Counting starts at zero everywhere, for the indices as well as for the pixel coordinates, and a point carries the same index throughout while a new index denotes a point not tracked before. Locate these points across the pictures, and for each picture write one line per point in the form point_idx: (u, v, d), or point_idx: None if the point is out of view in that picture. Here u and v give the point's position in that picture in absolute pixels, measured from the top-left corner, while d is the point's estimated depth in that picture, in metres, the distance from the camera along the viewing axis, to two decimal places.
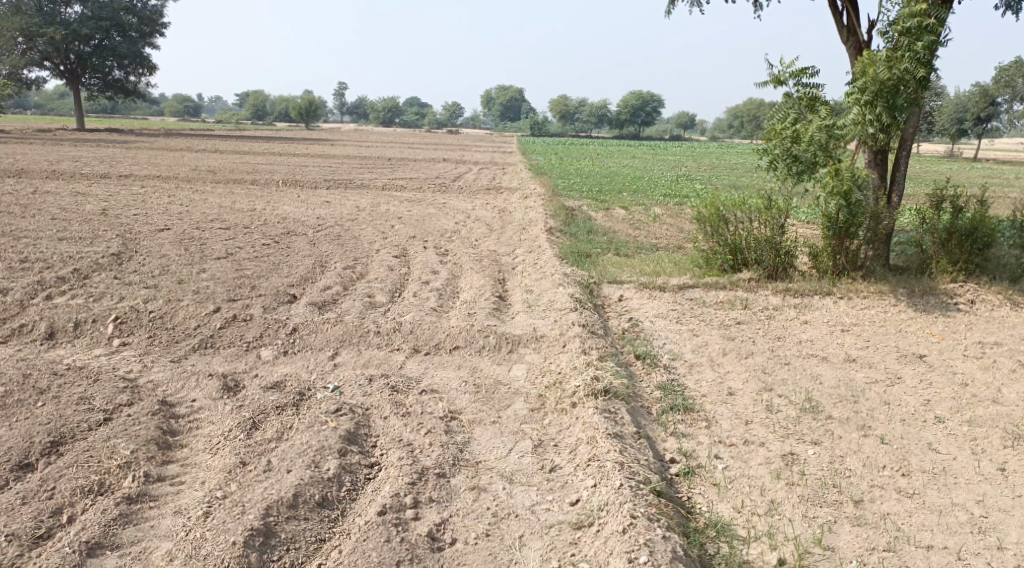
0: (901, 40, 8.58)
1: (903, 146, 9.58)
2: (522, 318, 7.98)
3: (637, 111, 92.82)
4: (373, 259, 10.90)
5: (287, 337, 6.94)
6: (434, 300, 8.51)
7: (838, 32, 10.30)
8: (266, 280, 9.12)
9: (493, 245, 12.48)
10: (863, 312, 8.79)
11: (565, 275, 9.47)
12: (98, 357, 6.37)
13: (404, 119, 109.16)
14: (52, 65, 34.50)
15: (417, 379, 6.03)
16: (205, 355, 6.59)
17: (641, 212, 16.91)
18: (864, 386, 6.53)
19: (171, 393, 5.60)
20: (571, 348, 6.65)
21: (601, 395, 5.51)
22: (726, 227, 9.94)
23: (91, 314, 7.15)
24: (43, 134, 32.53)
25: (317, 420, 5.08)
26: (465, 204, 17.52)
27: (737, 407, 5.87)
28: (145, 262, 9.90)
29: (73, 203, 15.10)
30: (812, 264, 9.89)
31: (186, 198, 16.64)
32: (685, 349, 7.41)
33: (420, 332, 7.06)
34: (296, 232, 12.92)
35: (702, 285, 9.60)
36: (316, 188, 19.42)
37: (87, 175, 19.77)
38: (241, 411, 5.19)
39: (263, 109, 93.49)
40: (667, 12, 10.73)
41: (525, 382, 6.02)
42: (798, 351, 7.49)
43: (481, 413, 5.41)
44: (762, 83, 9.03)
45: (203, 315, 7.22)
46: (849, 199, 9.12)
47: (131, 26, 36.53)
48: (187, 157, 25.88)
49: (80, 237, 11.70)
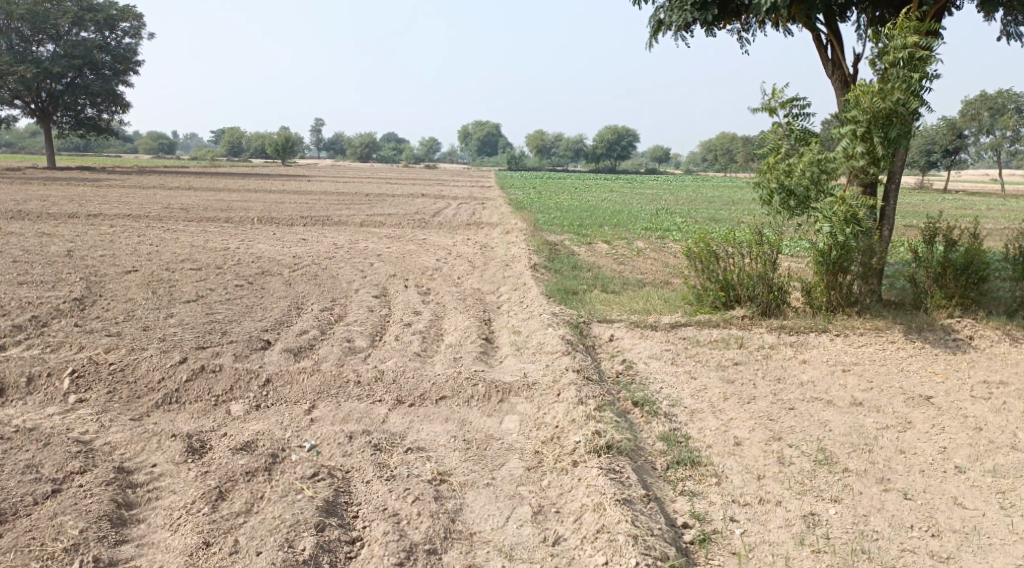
0: (892, 71, 8.31)
1: (893, 178, 9.36)
2: (510, 363, 7.54)
3: (612, 145, 93.58)
4: (351, 299, 10.45)
5: (259, 389, 6.44)
6: (416, 344, 8.05)
7: (823, 66, 10.13)
8: (238, 325, 8.62)
9: (475, 282, 12.08)
10: (862, 349, 8.45)
11: (553, 315, 9.08)
12: (51, 417, 5.84)
13: (381, 154, 109.24)
14: (23, 103, 33.94)
15: (402, 435, 5.56)
16: (170, 412, 6.08)
17: (624, 246, 16.63)
18: (875, 432, 6.17)
19: (130, 458, 5.09)
20: (566, 396, 6.20)
21: (603, 452, 5.08)
22: (717, 263, 9.60)
23: (46, 367, 6.62)
24: (12, 172, 31.93)
25: (292, 488, 4.60)
26: (445, 240, 17.16)
27: (746, 459, 5.47)
28: (109, 308, 9.37)
29: (38, 244, 14.53)
30: (805, 300, 9.60)
31: (157, 237, 16.11)
32: (684, 394, 6.99)
33: (403, 381, 6.59)
34: (271, 272, 12.44)
35: (694, 324, 9.23)
36: (292, 226, 18.95)
37: (55, 214, 19.19)
38: (206, 478, 4.69)
39: (239, 146, 93.14)
40: (648, 44, 10.50)
41: (519, 436, 5.57)
42: (802, 393, 7.11)
43: (473, 474, 4.95)
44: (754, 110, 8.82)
45: (168, 366, 6.70)
46: (859, 227, 8.71)
47: (104, 64, 36.03)
48: (160, 194, 25.36)
49: (43, 281, 11.16)
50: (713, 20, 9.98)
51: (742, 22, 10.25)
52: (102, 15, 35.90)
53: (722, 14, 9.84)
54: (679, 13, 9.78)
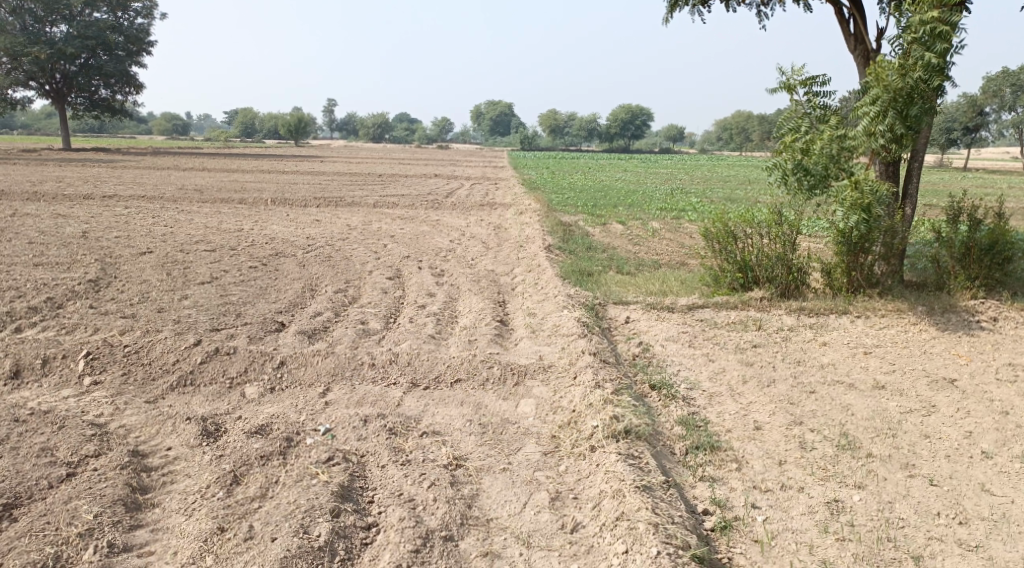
0: (913, 47, 8.10)
1: (916, 156, 9.14)
2: (525, 345, 7.46)
3: (626, 124, 92.81)
4: (365, 280, 10.39)
5: (274, 371, 6.40)
6: (431, 326, 7.98)
7: (845, 40, 9.90)
8: (252, 306, 8.58)
9: (490, 264, 11.98)
10: (883, 331, 8.30)
11: (568, 297, 8.98)
12: (66, 399, 5.82)
13: (393, 135, 108.96)
14: (38, 84, 33.98)
15: (417, 418, 5.50)
16: (184, 394, 6.05)
17: (639, 226, 16.47)
18: (899, 416, 6.05)
19: (144, 441, 5.06)
20: (583, 380, 6.11)
21: (622, 437, 5.00)
22: (735, 243, 9.45)
23: (60, 349, 6.60)
24: (28, 154, 32.04)
25: (307, 473, 4.55)
26: (459, 221, 17.06)
27: (767, 444, 5.38)
28: (124, 289, 9.36)
29: (53, 226, 14.56)
30: (825, 281, 9.44)
31: (171, 219, 16.10)
32: (702, 377, 6.89)
33: (418, 364, 6.52)
34: (284, 253, 12.41)
35: (711, 306, 9.11)
36: (305, 207, 18.90)
37: (70, 195, 19.23)
38: (220, 462, 4.66)
39: (252, 127, 93.22)
40: (665, 19, 10.31)
41: (536, 420, 5.51)
42: (823, 376, 6.99)
43: (489, 459, 4.88)
44: (772, 89, 8.61)
45: (182, 348, 6.67)
46: (868, 214, 8.60)
47: (118, 45, 35.99)
48: (174, 176, 25.37)
49: (57, 262, 11.16)
50: None
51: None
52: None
53: None
54: None
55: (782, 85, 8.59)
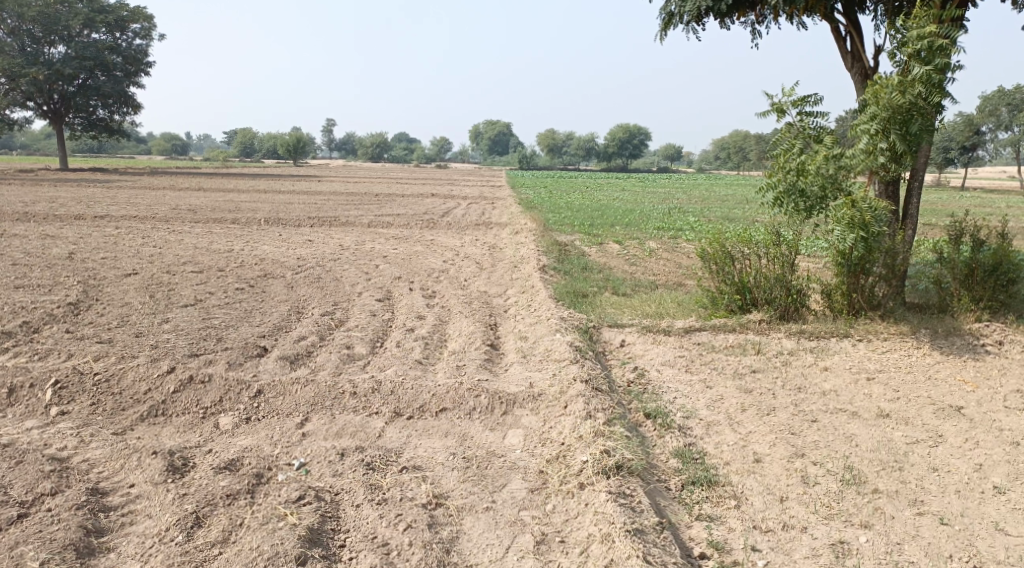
0: (912, 63, 7.89)
1: (917, 175, 8.92)
2: (516, 371, 7.18)
3: (624, 144, 92.99)
4: (354, 303, 10.11)
5: (250, 400, 6.11)
6: (418, 351, 7.70)
7: (842, 58, 9.70)
8: (235, 330, 8.29)
9: (483, 285, 11.72)
10: (886, 356, 8.03)
11: (561, 320, 8.71)
12: (30, 431, 5.54)
13: (392, 155, 109.16)
14: (35, 104, 33.85)
15: (398, 451, 5.22)
16: (155, 426, 5.77)
17: (636, 246, 16.22)
18: (905, 447, 5.78)
19: (106, 477, 4.77)
20: (573, 409, 5.82)
21: (613, 473, 4.71)
22: (733, 265, 9.20)
23: (28, 376, 6.30)
24: (24, 174, 31.82)
25: (274, 514, 4.28)
26: (453, 241, 16.82)
27: (768, 478, 5.10)
28: (104, 312, 9.08)
29: (40, 246, 14.29)
30: (825, 303, 9.19)
31: (161, 239, 15.84)
32: (699, 404, 6.61)
33: (402, 391, 6.23)
34: (273, 274, 12.14)
35: (709, 328, 8.83)
36: (299, 227, 18.66)
37: (61, 216, 18.97)
38: (182, 502, 4.38)
39: (251, 147, 93.45)
40: (658, 36, 10.13)
41: (523, 453, 5.22)
42: (824, 404, 6.71)
43: (472, 497, 4.60)
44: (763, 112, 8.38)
45: (155, 376, 6.37)
46: (867, 232, 8.26)
47: (116, 65, 35.88)
48: (169, 195, 25.14)
49: (39, 285, 10.87)
50: (727, 11, 9.56)
51: (757, 14, 9.81)
52: (113, 17, 35.87)
53: (737, 4, 9.41)
54: (691, 5, 9.42)
55: (772, 107, 8.36)
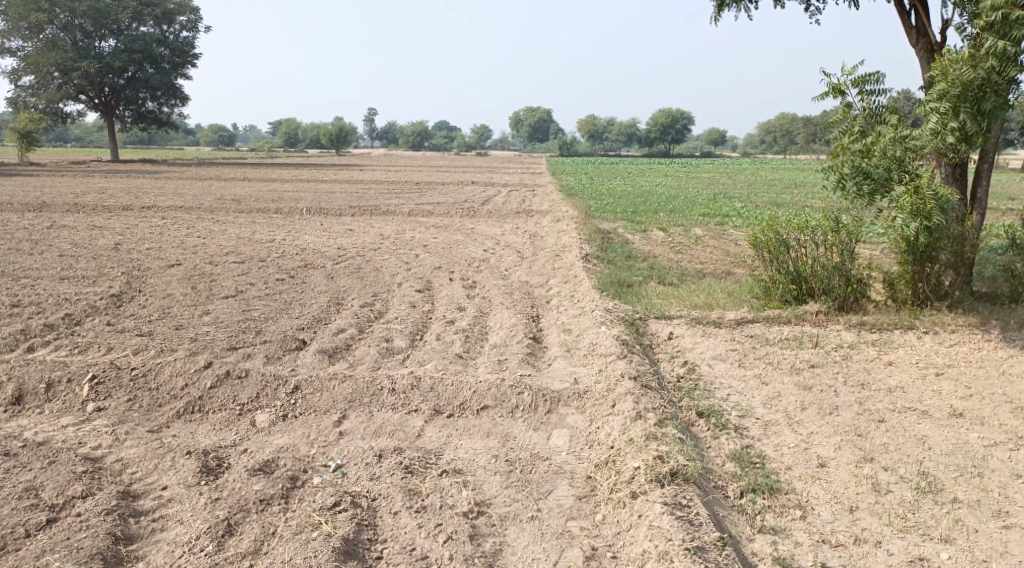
0: (983, 36, 7.31)
1: (986, 157, 8.35)
2: (560, 366, 6.89)
3: (667, 129, 91.52)
4: (393, 294, 9.91)
5: (287, 397, 5.92)
6: (458, 345, 7.45)
7: (906, 33, 9.14)
8: (274, 323, 8.14)
9: (525, 275, 11.43)
10: (954, 349, 7.54)
11: (607, 311, 8.38)
12: (65, 429, 5.42)
13: (433, 143, 109.29)
14: (88, 97, 34.49)
15: (438, 453, 4.98)
16: (191, 423, 5.62)
17: (681, 233, 15.76)
18: (984, 451, 5.38)
19: (139, 479, 4.62)
20: (622, 409, 5.51)
21: (667, 480, 4.40)
22: (788, 253, 8.75)
23: (66, 371, 6.20)
24: (77, 166, 32.44)
25: (308, 523, 4.09)
26: (494, 229, 16.56)
27: (835, 486, 4.83)
28: (145, 304, 9.02)
29: (87, 237, 14.41)
30: (888, 293, 8.69)
31: (205, 229, 15.87)
32: (755, 402, 6.24)
33: (442, 388, 5.98)
34: (314, 265, 12.00)
35: (763, 320, 8.41)
36: (340, 216, 18.58)
37: (109, 206, 19.20)
38: (214, 508, 4.22)
39: (295, 137, 94.54)
40: (711, 17, 9.65)
41: (570, 456, 4.96)
42: (891, 402, 6.28)
43: (516, 505, 4.35)
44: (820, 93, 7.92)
45: (191, 371, 6.21)
46: (930, 221, 7.72)
47: (164, 57, 36.34)
48: (214, 185, 25.34)
49: (84, 276, 10.89)
50: None
51: None
52: (160, 9, 36.29)
53: None
54: None
55: (830, 88, 7.91)
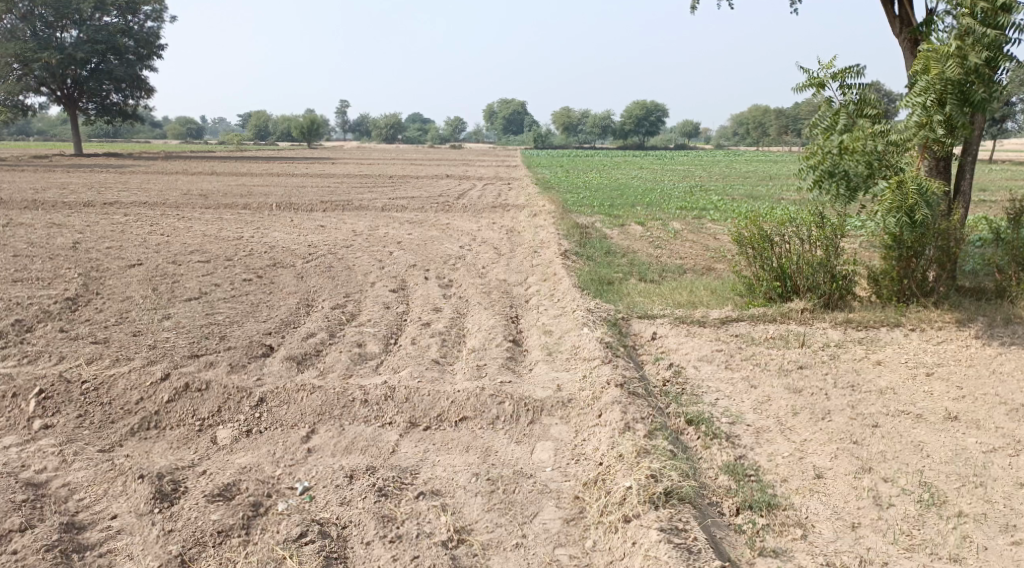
0: (968, 27, 6.97)
1: (969, 150, 8.15)
2: (541, 372, 6.57)
3: (640, 121, 91.44)
4: (366, 294, 9.52)
5: (251, 410, 5.53)
6: (435, 349, 7.10)
7: (890, 23, 8.91)
8: (239, 327, 7.72)
9: (502, 272, 11.08)
10: (943, 347, 7.33)
11: (588, 311, 8.07)
12: (6, 450, 4.99)
13: (406, 136, 108.43)
14: (49, 90, 33.45)
15: (414, 471, 4.65)
16: (146, 441, 5.22)
17: (659, 227, 15.50)
18: (984, 458, 5.16)
19: (85, 507, 4.24)
20: (609, 419, 5.21)
21: (661, 501, 4.16)
22: (772, 249, 8.49)
23: (11, 385, 5.75)
24: (38, 160, 31.46)
25: (271, 558, 3.79)
26: (470, 225, 16.18)
27: (834, 500, 4.61)
28: (103, 308, 8.55)
29: (45, 236, 13.81)
30: (873, 289, 8.48)
31: (170, 227, 15.32)
32: (745, 407, 5.97)
33: (417, 398, 5.63)
34: (283, 263, 11.57)
35: (747, 319, 8.14)
36: (311, 212, 18.09)
37: (70, 203, 18.51)
38: (166, 542, 3.90)
39: (265, 130, 93.30)
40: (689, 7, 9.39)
41: (555, 473, 4.68)
42: (883, 405, 6.04)
43: (499, 531, 4.10)
44: (801, 88, 7.68)
45: (147, 383, 5.78)
46: (914, 217, 7.30)
47: (127, 49, 35.37)
48: (181, 181, 24.64)
49: (39, 278, 10.36)
50: None
51: None
52: None
53: None
54: None
55: (811, 82, 7.67)
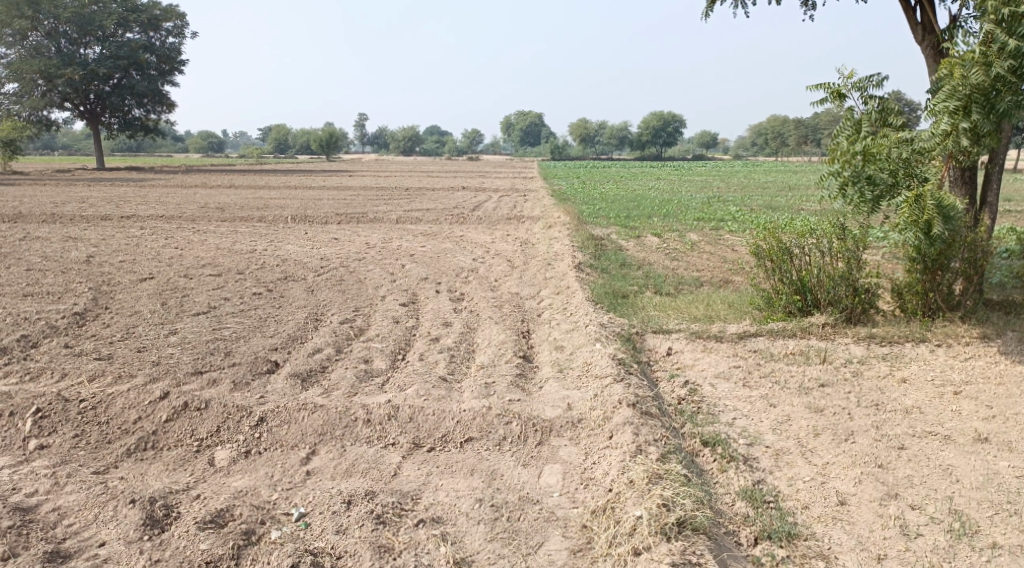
0: (992, 33, 6.61)
1: (995, 161, 7.83)
2: (551, 390, 6.36)
3: (658, 132, 91.12)
4: (376, 308, 9.36)
5: (251, 430, 5.36)
6: (443, 366, 6.91)
7: (912, 30, 8.66)
8: (245, 342, 7.58)
9: (514, 285, 10.89)
10: (970, 363, 7.03)
11: (601, 326, 7.85)
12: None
13: (423, 148, 108.83)
14: (73, 106, 33.80)
15: (415, 496, 4.46)
16: (142, 462, 5.07)
17: (676, 239, 15.26)
18: (1018, 484, 4.88)
19: (73, 533, 4.09)
20: (621, 441, 4.99)
21: (674, 533, 3.94)
22: (791, 261, 8.23)
23: (8, 404, 5.63)
24: (61, 174, 31.75)
25: None
26: (484, 237, 16.02)
27: (858, 530, 4.38)
28: (110, 323, 8.45)
29: (59, 250, 13.80)
30: (896, 303, 8.18)
31: (185, 240, 15.29)
32: (763, 427, 5.72)
33: (422, 418, 5.43)
34: (295, 277, 11.45)
35: (766, 334, 7.89)
36: (326, 224, 18.02)
37: (88, 216, 18.57)
38: None
39: (285, 144, 94.02)
40: (704, 15, 9.21)
41: (563, 499, 4.48)
42: (909, 426, 5.76)
43: (501, 564, 3.92)
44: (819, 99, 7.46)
45: (146, 402, 5.63)
46: (928, 232, 7.19)
47: (150, 64, 35.69)
48: (199, 193, 24.70)
49: (50, 292, 10.29)
50: None
51: None
52: (146, 16, 35.61)
53: None
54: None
55: (829, 92, 7.46)
